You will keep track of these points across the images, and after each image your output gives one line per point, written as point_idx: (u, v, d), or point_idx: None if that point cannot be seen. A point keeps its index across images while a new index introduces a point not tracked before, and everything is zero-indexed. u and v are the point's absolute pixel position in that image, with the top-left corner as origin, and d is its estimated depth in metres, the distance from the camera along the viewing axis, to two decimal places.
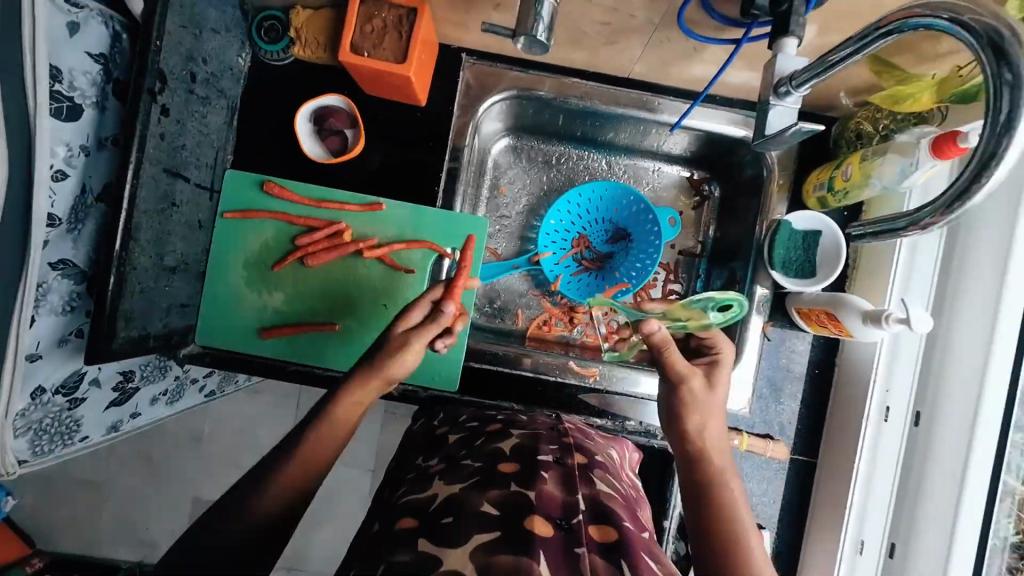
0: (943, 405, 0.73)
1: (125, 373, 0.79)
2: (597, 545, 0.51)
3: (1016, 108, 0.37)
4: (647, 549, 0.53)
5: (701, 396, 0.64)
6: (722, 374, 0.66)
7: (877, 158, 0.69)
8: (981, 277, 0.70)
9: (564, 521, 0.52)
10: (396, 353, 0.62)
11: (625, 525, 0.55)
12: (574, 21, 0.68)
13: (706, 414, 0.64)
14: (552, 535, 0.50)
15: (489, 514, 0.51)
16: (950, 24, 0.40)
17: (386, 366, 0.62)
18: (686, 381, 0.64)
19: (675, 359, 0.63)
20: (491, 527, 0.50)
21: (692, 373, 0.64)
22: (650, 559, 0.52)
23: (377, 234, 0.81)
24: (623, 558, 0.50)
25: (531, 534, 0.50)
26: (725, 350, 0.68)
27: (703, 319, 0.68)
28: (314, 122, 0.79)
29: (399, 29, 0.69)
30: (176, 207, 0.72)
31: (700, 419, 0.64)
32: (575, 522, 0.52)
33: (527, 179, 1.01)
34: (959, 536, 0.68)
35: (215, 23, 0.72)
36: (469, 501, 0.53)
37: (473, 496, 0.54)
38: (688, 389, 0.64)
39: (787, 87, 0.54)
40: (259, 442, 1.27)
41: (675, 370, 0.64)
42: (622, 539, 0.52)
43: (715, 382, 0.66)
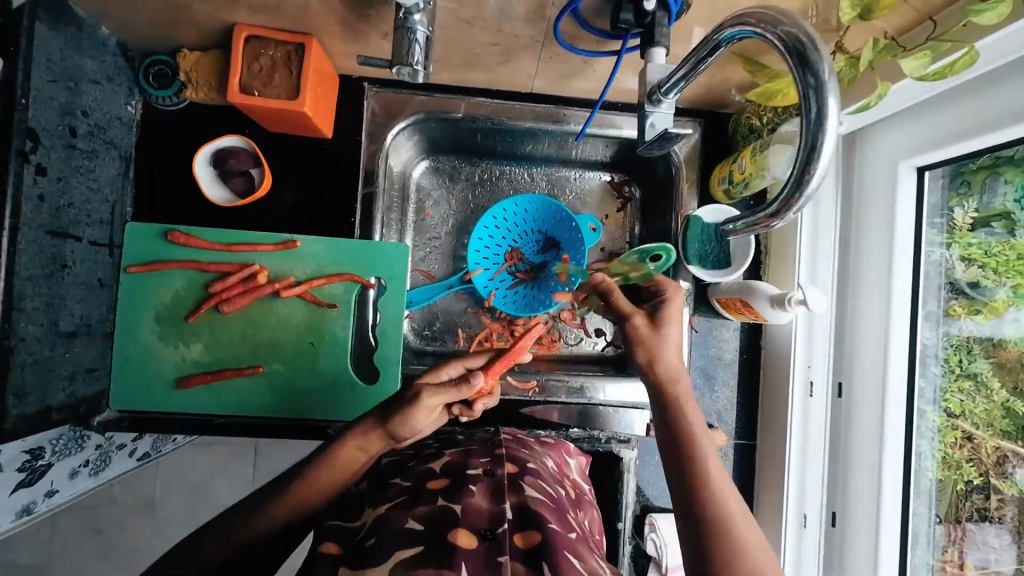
0: (857, 373, 0.77)
1: (33, 451, 0.72)
2: (520, 553, 0.53)
3: (821, 106, 0.44)
4: (571, 549, 0.54)
5: (645, 335, 0.62)
6: (672, 308, 0.64)
7: (766, 152, 0.71)
8: (874, 250, 0.74)
9: (490, 532, 0.54)
10: (403, 416, 0.59)
11: (552, 527, 0.56)
12: (463, 43, 0.70)
13: (652, 352, 0.61)
14: (474, 546, 0.51)
15: (413, 530, 0.52)
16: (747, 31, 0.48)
17: (393, 423, 0.59)
18: (630, 318, 0.63)
19: (620, 301, 0.64)
20: (414, 543, 0.51)
21: (636, 311, 0.63)
22: (574, 557, 0.53)
23: (294, 272, 0.79)
24: (545, 561, 0.51)
25: (453, 545, 0.51)
26: (671, 291, 0.66)
27: (642, 268, 0.69)
28: (214, 165, 0.77)
29: (289, 65, 0.69)
30: (68, 269, 0.68)
31: (653, 356, 0.61)
32: (499, 531, 0.54)
33: (451, 198, 0.95)
34: (887, 489, 0.73)
35: (94, 74, 0.69)
36: (394, 521, 0.54)
37: (397, 515, 0.55)
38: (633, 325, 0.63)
39: (659, 95, 0.60)
40: (216, 494, 1.21)
41: (622, 309, 0.64)
42: (545, 541, 0.54)
43: (663, 320, 0.63)
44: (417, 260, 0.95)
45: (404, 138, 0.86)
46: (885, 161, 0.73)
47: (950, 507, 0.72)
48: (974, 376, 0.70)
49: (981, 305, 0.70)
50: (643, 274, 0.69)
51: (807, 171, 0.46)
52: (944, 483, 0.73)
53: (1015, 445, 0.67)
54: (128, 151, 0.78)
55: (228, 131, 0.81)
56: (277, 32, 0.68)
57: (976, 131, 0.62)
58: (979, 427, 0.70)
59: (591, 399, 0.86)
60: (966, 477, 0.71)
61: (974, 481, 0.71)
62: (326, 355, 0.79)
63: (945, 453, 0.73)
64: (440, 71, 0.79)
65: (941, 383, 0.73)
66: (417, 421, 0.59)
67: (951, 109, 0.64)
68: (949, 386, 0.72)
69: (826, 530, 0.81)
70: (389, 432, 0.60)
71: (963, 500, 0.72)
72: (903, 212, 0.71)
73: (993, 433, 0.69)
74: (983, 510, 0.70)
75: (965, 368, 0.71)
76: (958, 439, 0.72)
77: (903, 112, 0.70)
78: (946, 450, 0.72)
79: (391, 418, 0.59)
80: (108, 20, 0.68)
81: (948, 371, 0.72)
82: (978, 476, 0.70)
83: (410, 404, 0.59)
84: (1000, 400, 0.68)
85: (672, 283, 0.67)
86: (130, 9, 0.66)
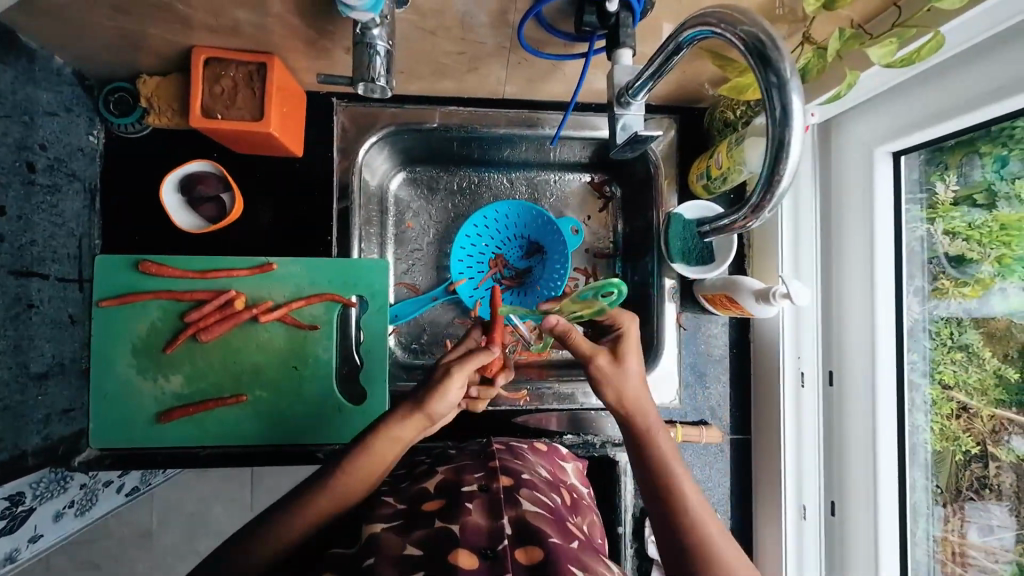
0: (846, 360, 0.76)
1: (12, 496, 0.69)
2: (524, 567, 0.51)
3: (785, 103, 0.44)
4: (574, 562, 0.53)
5: (607, 373, 0.65)
6: (628, 345, 0.66)
7: (741, 146, 0.71)
8: (854, 236, 0.74)
9: (490, 550, 0.52)
10: (436, 393, 0.62)
11: (552, 540, 0.54)
12: (427, 53, 0.69)
13: (619, 388, 0.64)
14: (475, 565, 0.50)
15: (413, 557, 0.51)
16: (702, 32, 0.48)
17: (429, 404, 0.62)
18: (592, 359, 0.65)
19: (577, 341, 0.65)
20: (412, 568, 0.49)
21: (597, 350, 0.65)
22: (578, 571, 0.52)
23: (272, 295, 0.77)
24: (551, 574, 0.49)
25: (454, 566, 0.49)
26: (627, 322, 0.67)
27: (595, 305, 0.70)
28: (182, 192, 0.75)
29: (251, 85, 0.67)
30: (35, 308, 0.66)
31: (619, 391, 0.64)
32: (501, 548, 0.52)
33: (430, 209, 0.93)
34: (883, 471, 0.72)
35: (50, 106, 0.67)
36: (389, 543, 0.52)
37: (392, 537, 0.53)
38: (596, 366, 0.65)
39: (628, 97, 0.59)
40: (214, 521, 1.18)
41: (581, 351, 0.66)
42: (548, 555, 0.52)
43: (622, 355, 0.66)
44: (400, 273, 0.93)
45: (377, 153, 0.85)
46: (858, 148, 0.73)
47: (950, 478, 0.70)
48: (965, 347, 0.68)
49: (967, 273, 0.67)
50: (596, 311, 0.69)
51: (778, 168, 0.46)
52: (943, 455, 0.71)
53: (1010, 413, 0.64)
54: (93, 182, 0.76)
55: (196, 155, 0.80)
56: (236, 52, 0.67)
57: (941, 116, 0.62)
58: (974, 397, 0.67)
59: (583, 404, 0.86)
60: (963, 448, 0.69)
61: (971, 451, 0.68)
62: (310, 377, 0.78)
63: (940, 425, 0.70)
64: (408, 83, 0.78)
65: (931, 355, 0.71)
66: (449, 395, 0.62)
67: (917, 94, 0.65)
68: (941, 358, 0.70)
69: (825, 519, 0.80)
70: (428, 414, 0.62)
71: (962, 471, 0.69)
72: (881, 197, 0.71)
73: (988, 402, 0.66)
74: (982, 479, 0.67)
75: (956, 340, 0.69)
76: (954, 411, 0.69)
77: (874, 98, 0.70)
78: (942, 422, 0.70)
79: (427, 400, 0.61)
80: (61, 50, 0.66)
81: (938, 343, 0.70)
82: (976, 446, 0.67)
83: (440, 381, 0.62)
84: (992, 368, 0.65)
85: (625, 316, 0.68)
86: (83, 38, 0.64)
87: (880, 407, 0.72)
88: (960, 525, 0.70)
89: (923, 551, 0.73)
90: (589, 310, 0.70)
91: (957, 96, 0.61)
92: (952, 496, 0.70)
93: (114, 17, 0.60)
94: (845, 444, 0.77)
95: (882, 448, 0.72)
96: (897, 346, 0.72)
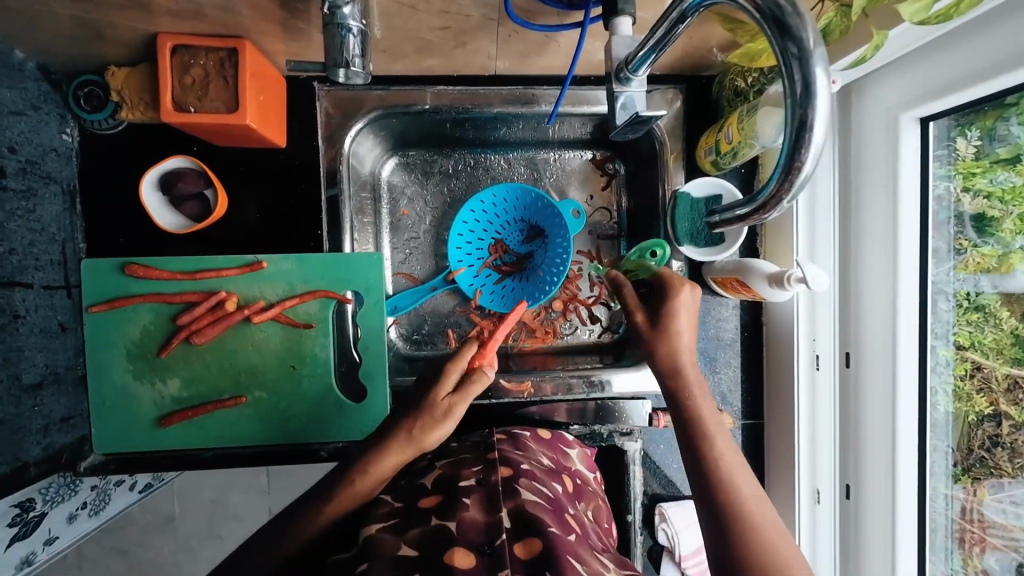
0: (865, 340, 0.73)
1: (21, 504, 0.66)
2: (523, 563, 0.48)
3: (807, 77, 0.39)
4: (573, 552, 0.50)
5: (647, 334, 0.65)
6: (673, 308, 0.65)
7: (753, 118, 0.65)
8: (876, 206, 0.69)
9: (488, 546, 0.50)
10: (432, 427, 0.61)
11: (551, 530, 0.52)
12: (409, 29, 0.64)
13: (655, 349, 0.64)
14: (472, 564, 0.48)
15: (407, 557, 0.49)
16: None
17: (423, 435, 0.61)
18: (631, 313, 0.67)
19: (626, 293, 0.68)
20: (409, 569, 0.47)
21: (637, 309, 0.67)
22: (577, 562, 0.49)
23: (264, 295, 0.75)
24: (548, 568, 0.47)
25: (449, 567, 0.48)
26: (678, 288, 0.66)
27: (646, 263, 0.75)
28: (163, 190, 0.72)
29: (222, 73, 0.63)
30: (21, 318, 0.64)
31: (656, 351, 0.64)
32: (498, 544, 0.50)
33: (425, 195, 0.89)
34: (901, 442, 0.69)
35: (14, 106, 0.64)
36: (385, 544, 0.50)
37: (388, 538, 0.51)
38: (634, 323, 0.66)
39: (628, 72, 0.55)
40: (233, 508, 1.20)
41: (627, 304, 0.68)
42: (547, 547, 0.49)
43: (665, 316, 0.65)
44: (397, 263, 0.89)
45: (365, 140, 0.80)
46: (882, 113, 0.67)
47: (962, 437, 0.68)
48: (981, 308, 0.65)
49: (989, 233, 0.63)
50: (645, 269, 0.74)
51: (801, 149, 0.41)
52: (957, 416, 0.68)
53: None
54: (71, 184, 0.73)
55: (176, 150, 0.76)
56: (204, 38, 0.62)
57: (973, 78, 0.57)
58: (989, 357, 0.64)
59: (590, 394, 0.83)
60: (976, 408, 0.66)
61: (984, 411, 0.65)
62: (309, 376, 0.76)
63: (956, 386, 0.67)
64: (392, 63, 0.72)
65: (949, 316, 0.67)
66: (446, 428, 0.62)
67: (945, 55, 0.59)
68: (957, 319, 0.67)
69: (840, 503, 0.78)
70: (421, 444, 0.62)
71: (975, 431, 0.66)
72: (907, 162, 0.65)
73: (1004, 360, 0.63)
74: (994, 438, 0.65)
75: (972, 300, 0.65)
76: (969, 371, 0.66)
77: (903, 55, 0.64)
78: (957, 383, 0.67)
79: (422, 432, 0.61)
80: (21, 44, 0.62)
81: (955, 304, 0.67)
82: (988, 406, 0.65)
83: (441, 416, 0.62)
84: (1009, 328, 0.62)
85: (682, 279, 0.67)
86: (39, 29, 0.60)
87: (900, 385, 0.68)
88: (974, 483, 0.68)
89: (940, 513, 0.71)
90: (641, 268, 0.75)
91: (983, 59, 0.55)
92: (965, 457, 0.68)
93: (68, 6, 0.56)
94: (862, 425, 0.75)
95: (902, 427, 0.69)
96: (919, 311, 0.68)
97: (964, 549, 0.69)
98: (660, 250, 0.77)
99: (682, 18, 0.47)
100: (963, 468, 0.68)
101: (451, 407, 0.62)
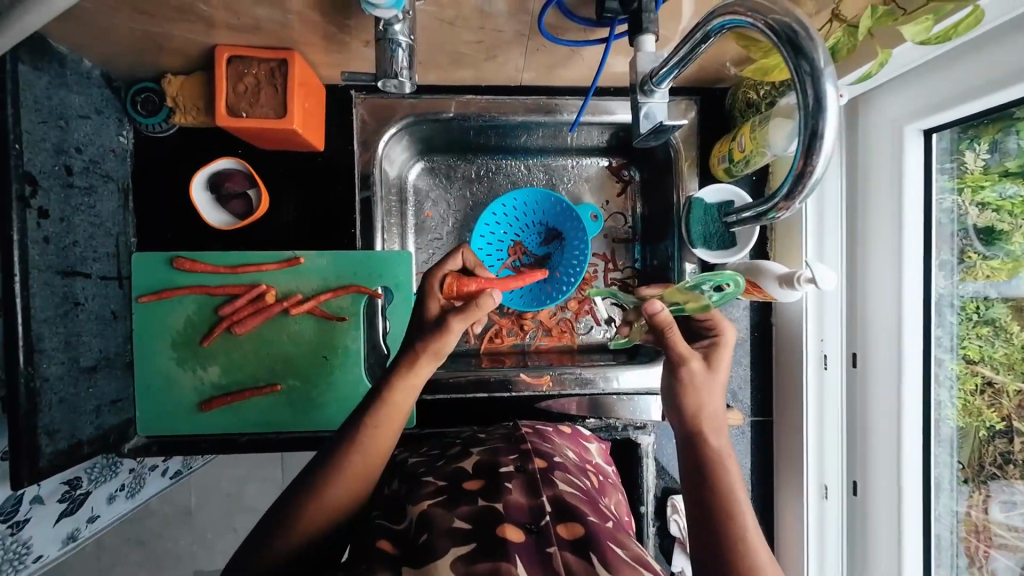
0: (871, 342, 0.76)
1: (69, 481, 0.75)
2: (568, 542, 0.52)
3: (819, 93, 0.43)
4: (614, 539, 0.55)
5: (699, 379, 0.60)
6: (722, 354, 0.62)
7: (765, 128, 0.69)
8: (882, 215, 0.72)
9: (534, 525, 0.54)
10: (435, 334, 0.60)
11: (591, 520, 0.56)
12: (446, 43, 0.69)
13: (703, 396, 0.60)
14: (523, 538, 0.52)
15: (462, 529, 0.53)
16: (721, 18, 0.48)
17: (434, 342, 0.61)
18: (686, 362, 0.60)
19: (676, 340, 0.59)
20: (465, 541, 0.51)
21: (692, 355, 0.60)
22: (617, 547, 0.54)
23: (300, 288, 0.79)
24: (593, 550, 0.52)
25: (503, 541, 0.51)
26: (725, 332, 0.64)
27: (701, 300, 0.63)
28: (211, 189, 0.78)
29: (273, 82, 0.68)
30: (81, 305, 0.69)
31: (698, 401, 0.60)
32: (544, 524, 0.54)
33: (448, 198, 0.94)
34: (905, 441, 0.72)
35: (82, 110, 0.69)
36: (438, 520, 0.54)
37: (441, 514, 0.55)
38: (687, 369, 0.60)
39: (651, 85, 0.60)
40: (250, 499, 1.24)
41: (676, 351, 0.60)
42: (589, 533, 0.54)
43: (714, 363, 0.62)
44: (421, 262, 0.94)
45: (396, 144, 0.85)
46: (888, 125, 0.71)
47: (972, 453, 0.71)
48: (991, 322, 0.68)
49: (999, 246, 0.66)
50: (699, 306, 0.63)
51: (812, 156, 0.45)
52: (966, 430, 0.71)
53: None
54: (125, 183, 0.79)
55: (221, 152, 0.81)
56: (260, 50, 0.68)
57: (973, 95, 0.61)
58: (999, 372, 0.67)
59: (603, 389, 0.87)
60: (986, 423, 0.69)
61: (995, 426, 0.68)
62: (341, 367, 0.81)
63: (964, 401, 0.70)
64: (427, 73, 0.78)
65: (956, 330, 0.70)
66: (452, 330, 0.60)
67: (944, 73, 0.63)
68: (965, 333, 0.70)
69: (847, 499, 0.81)
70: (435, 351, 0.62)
71: (986, 447, 0.70)
72: (909, 174, 0.69)
73: (1014, 376, 0.66)
74: (1006, 455, 0.68)
75: (982, 315, 0.68)
76: (977, 387, 0.69)
77: (909, 71, 0.67)
78: (966, 398, 0.70)
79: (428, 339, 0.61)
80: (89, 53, 0.68)
81: (964, 318, 0.70)
82: (1000, 420, 0.68)
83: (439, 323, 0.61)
84: (1020, 342, 0.65)
85: (727, 320, 0.65)
86: (108, 40, 0.66)
87: (905, 387, 0.72)
88: (982, 500, 0.71)
89: (946, 527, 0.74)
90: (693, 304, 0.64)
91: (984, 77, 0.60)
92: (975, 473, 0.71)
93: (139, 19, 0.61)
94: (868, 424, 0.78)
95: (907, 425, 0.72)
96: (923, 322, 0.72)
97: (973, 562, 0.72)
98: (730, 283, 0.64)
99: (701, 39, 0.52)
100: (970, 478, 0.71)
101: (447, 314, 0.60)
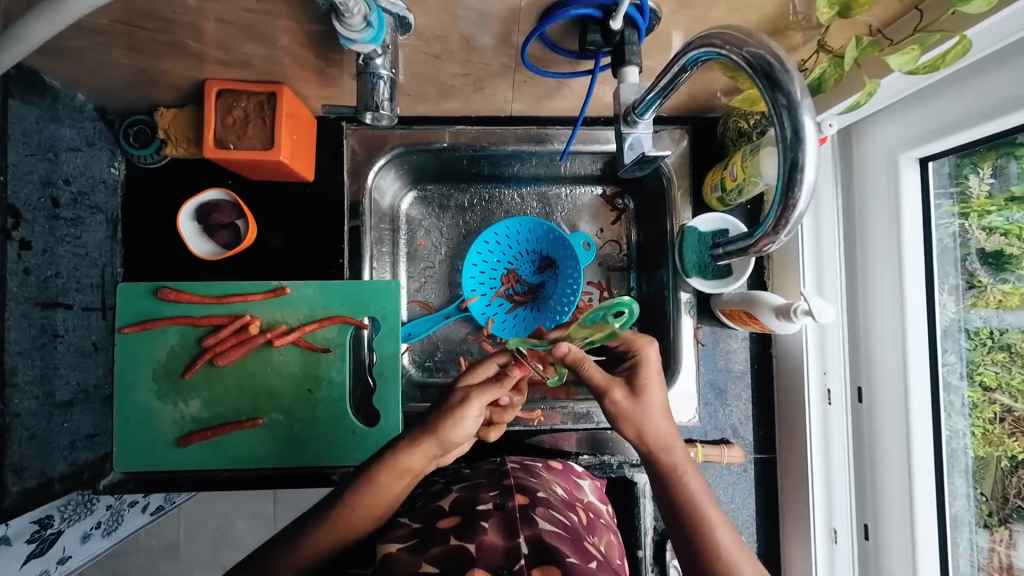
0: (877, 376, 0.72)
1: (41, 519, 0.68)
2: None
3: (796, 125, 0.42)
4: None
5: (627, 409, 0.63)
6: (642, 376, 0.63)
7: (755, 157, 0.68)
8: (881, 243, 0.70)
9: (507, 570, 0.50)
10: (449, 416, 0.60)
11: (570, 560, 0.53)
12: (433, 75, 0.70)
13: (639, 423, 0.62)
14: None
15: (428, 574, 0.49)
16: (700, 50, 0.48)
17: (444, 429, 0.60)
18: (607, 393, 0.63)
19: (589, 372, 0.62)
20: None
21: (611, 383, 0.63)
22: None
23: (286, 319, 0.78)
24: None
25: None
26: (643, 348, 0.65)
27: (607, 327, 0.59)
28: (198, 220, 0.77)
29: (262, 114, 0.69)
30: (60, 338, 0.68)
31: (636, 427, 0.62)
32: (517, 567, 0.51)
33: (440, 227, 0.93)
34: (918, 480, 0.68)
35: (73, 142, 0.70)
36: (402, 564, 0.51)
37: (408, 558, 0.52)
38: (612, 401, 0.63)
39: (634, 116, 0.59)
40: (238, 535, 1.19)
41: (594, 379, 0.63)
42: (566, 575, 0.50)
43: (639, 385, 0.63)
44: (412, 291, 0.92)
45: (387, 174, 0.85)
46: (883, 153, 0.70)
47: (995, 485, 0.65)
48: (1007, 347, 0.63)
49: (1008, 271, 0.63)
50: (607, 333, 0.59)
51: (794, 188, 0.44)
52: (988, 461, 0.66)
53: None
54: (115, 213, 0.79)
55: (212, 182, 0.81)
56: (249, 84, 0.68)
57: (961, 125, 0.60)
58: (1017, 400, 0.62)
59: (600, 423, 0.84)
60: (1010, 451, 0.64)
61: (1018, 456, 0.63)
62: (325, 400, 0.78)
63: (983, 429, 0.66)
64: (415, 104, 0.78)
65: (969, 355, 0.67)
66: (465, 419, 0.61)
67: (936, 101, 0.62)
68: (980, 359, 0.66)
69: (859, 543, 0.76)
70: (440, 439, 0.60)
71: (1008, 478, 0.64)
72: (907, 202, 0.68)
73: None
74: None
75: (996, 340, 0.64)
76: (997, 414, 0.64)
77: (900, 101, 0.67)
78: (983, 426, 0.66)
79: (439, 422, 0.60)
80: (83, 88, 0.69)
81: (977, 343, 0.66)
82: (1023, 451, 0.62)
83: (457, 404, 0.61)
84: None
85: (643, 339, 0.65)
86: (101, 76, 0.67)
87: (915, 421, 0.68)
88: (1007, 534, 0.65)
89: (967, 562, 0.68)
90: (602, 333, 0.60)
91: (974, 104, 0.59)
92: (998, 505, 0.65)
93: (131, 55, 0.62)
94: (877, 460, 0.73)
95: (917, 463, 0.68)
96: (929, 347, 0.68)
97: None
98: (626, 309, 0.61)
99: (682, 71, 0.52)
100: (994, 515, 0.66)
101: (470, 394, 0.62)
